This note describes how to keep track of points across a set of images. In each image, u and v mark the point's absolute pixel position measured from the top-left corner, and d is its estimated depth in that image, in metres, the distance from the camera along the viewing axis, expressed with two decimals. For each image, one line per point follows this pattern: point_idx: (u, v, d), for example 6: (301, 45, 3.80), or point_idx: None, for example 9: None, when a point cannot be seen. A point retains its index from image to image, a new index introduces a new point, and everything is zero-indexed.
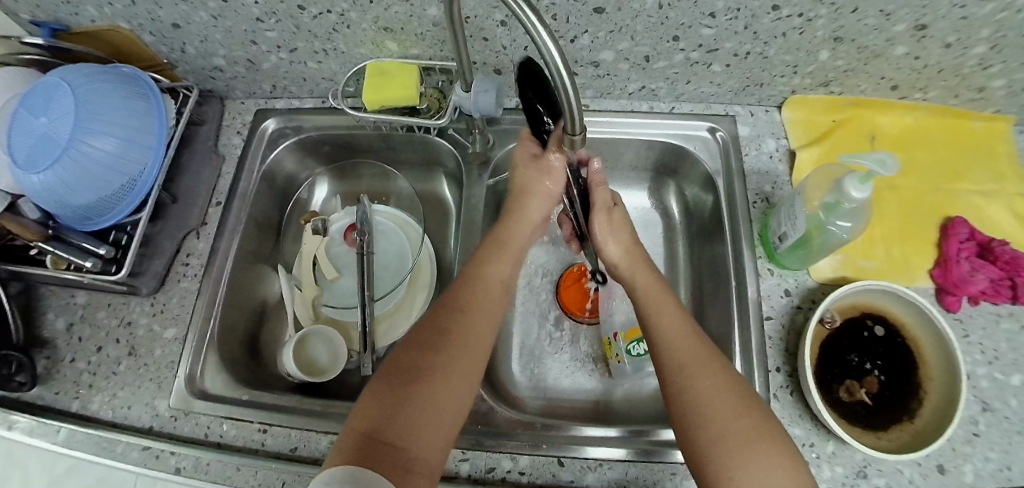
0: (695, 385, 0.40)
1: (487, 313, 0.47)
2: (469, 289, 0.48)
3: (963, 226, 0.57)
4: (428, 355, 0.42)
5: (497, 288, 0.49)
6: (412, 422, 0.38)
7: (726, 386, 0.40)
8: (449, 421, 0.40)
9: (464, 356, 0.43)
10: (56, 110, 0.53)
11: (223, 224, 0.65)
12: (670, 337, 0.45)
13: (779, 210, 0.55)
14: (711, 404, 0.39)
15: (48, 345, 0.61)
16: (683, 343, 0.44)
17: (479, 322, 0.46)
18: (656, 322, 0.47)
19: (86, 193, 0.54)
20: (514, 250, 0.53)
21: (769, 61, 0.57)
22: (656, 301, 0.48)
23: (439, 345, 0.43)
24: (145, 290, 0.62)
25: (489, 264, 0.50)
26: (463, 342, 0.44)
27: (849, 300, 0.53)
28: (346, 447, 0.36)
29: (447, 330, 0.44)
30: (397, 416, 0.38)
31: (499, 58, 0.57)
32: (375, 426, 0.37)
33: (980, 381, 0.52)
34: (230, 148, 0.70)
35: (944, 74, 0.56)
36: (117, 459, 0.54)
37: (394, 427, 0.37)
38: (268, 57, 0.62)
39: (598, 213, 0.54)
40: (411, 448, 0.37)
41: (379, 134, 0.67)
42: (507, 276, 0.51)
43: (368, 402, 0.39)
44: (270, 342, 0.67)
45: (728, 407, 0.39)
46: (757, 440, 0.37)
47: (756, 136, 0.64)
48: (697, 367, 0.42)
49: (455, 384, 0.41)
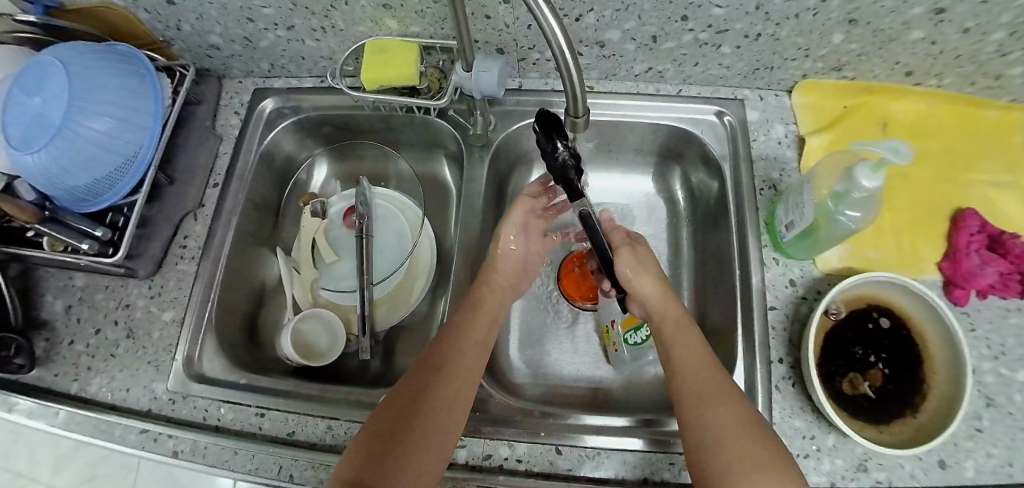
0: (710, 405, 0.42)
1: (469, 371, 0.46)
2: (452, 343, 0.47)
3: (974, 219, 0.55)
4: (409, 402, 0.43)
5: (476, 346, 0.48)
6: (393, 472, 0.39)
7: (741, 414, 0.41)
8: (429, 468, 0.40)
9: (442, 416, 0.43)
10: (50, 89, 0.52)
11: (220, 206, 0.64)
12: (688, 364, 0.45)
13: (786, 198, 0.53)
14: (726, 424, 0.40)
15: (47, 326, 0.61)
16: (706, 368, 0.45)
17: (457, 381, 0.45)
18: (677, 345, 0.47)
19: (82, 175, 0.53)
20: (493, 313, 0.51)
21: (780, 44, 0.55)
22: (676, 332, 0.48)
23: (422, 400, 0.43)
24: (143, 272, 0.61)
25: (476, 316, 0.50)
26: (444, 400, 0.43)
27: (855, 291, 0.52)
28: None
29: (430, 382, 0.44)
30: (378, 465, 0.39)
31: (502, 36, 0.55)
32: (358, 476, 0.39)
33: (986, 376, 0.51)
34: (228, 128, 0.68)
35: (961, 60, 0.54)
36: (114, 441, 0.54)
37: (375, 472, 0.39)
38: (265, 35, 0.61)
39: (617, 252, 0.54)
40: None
41: (379, 114, 0.66)
42: (490, 330, 0.50)
43: (353, 450, 0.41)
44: (268, 325, 0.66)
45: (742, 427, 0.40)
46: (771, 458, 0.38)
47: (765, 121, 0.62)
48: (711, 387, 0.43)
49: (432, 438, 0.41)
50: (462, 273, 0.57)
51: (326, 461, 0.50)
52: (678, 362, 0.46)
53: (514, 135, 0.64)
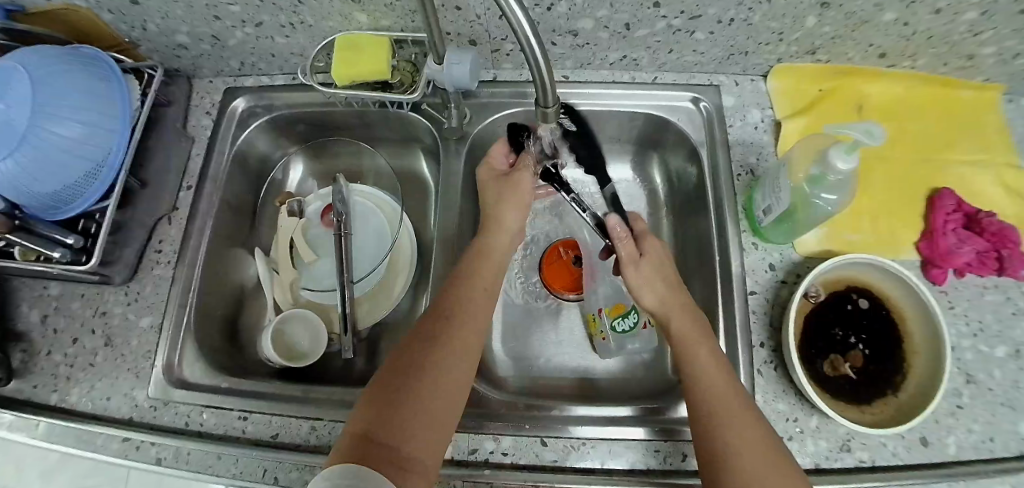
0: (723, 418, 0.41)
1: (476, 320, 0.47)
2: (459, 297, 0.48)
3: (950, 198, 0.56)
4: (417, 358, 0.43)
5: (482, 299, 0.48)
6: (409, 422, 0.39)
7: (756, 428, 0.40)
8: (440, 420, 0.40)
9: (453, 363, 0.43)
10: (13, 95, 0.51)
11: (195, 209, 0.63)
12: (706, 373, 0.44)
13: (763, 182, 0.53)
14: (745, 443, 0.39)
15: (23, 338, 0.60)
16: (720, 376, 0.44)
17: (464, 331, 0.45)
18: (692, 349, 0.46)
19: (50, 182, 0.52)
20: (498, 263, 0.52)
21: (754, 28, 0.55)
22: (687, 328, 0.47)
23: (432, 349, 0.43)
24: (118, 279, 0.60)
25: (479, 268, 0.51)
26: (452, 348, 0.44)
27: (834, 274, 0.53)
28: (342, 446, 0.37)
29: (437, 336, 0.44)
30: (391, 416, 0.39)
31: (474, 27, 0.55)
32: (370, 426, 0.38)
33: (965, 353, 0.52)
34: (200, 129, 0.67)
35: (933, 41, 0.55)
36: (96, 451, 0.53)
37: (386, 426, 0.38)
38: (234, 33, 0.60)
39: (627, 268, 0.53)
40: (401, 446, 0.37)
41: (354, 111, 0.65)
42: (491, 283, 0.50)
43: (362, 405, 0.40)
44: (250, 328, 0.65)
45: (755, 446, 0.39)
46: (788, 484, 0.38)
47: (741, 106, 0.62)
48: (723, 401, 0.42)
49: (444, 389, 0.41)
50: (443, 268, 0.57)
51: (307, 462, 0.50)
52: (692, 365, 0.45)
53: (491, 127, 0.63)
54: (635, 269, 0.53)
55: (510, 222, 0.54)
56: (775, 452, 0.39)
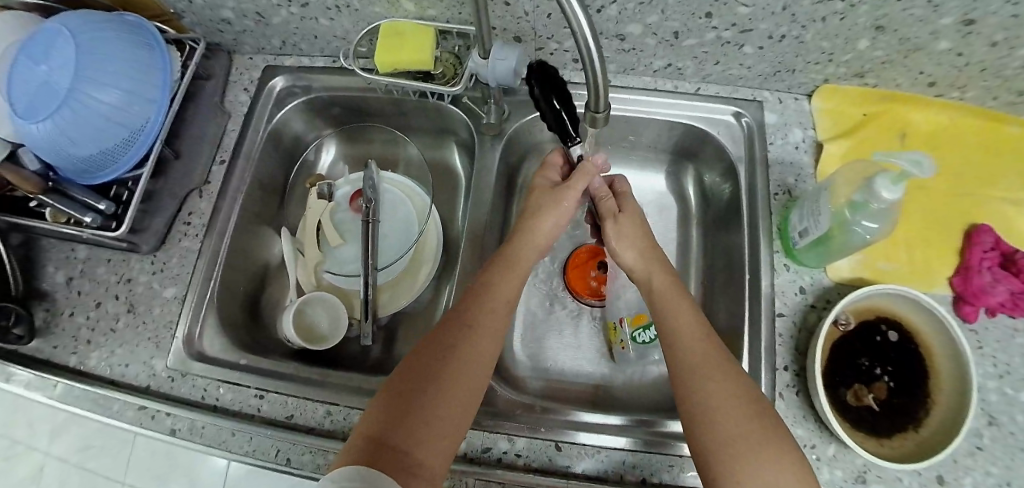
0: (709, 390, 0.41)
1: (493, 327, 0.46)
2: (477, 302, 0.47)
3: (988, 235, 0.54)
4: (432, 363, 0.42)
5: (503, 305, 0.47)
6: (419, 428, 0.39)
7: (735, 390, 0.40)
8: (452, 426, 0.40)
9: (468, 370, 0.43)
10: (58, 58, 0.51)
11: (226, 183, 0.63)
12: (684, 337, 0.44)
13: (801, 203, 0.52)
14: (724, 406, 0.39)
15: (47, 297, 0.61)
16: (699, 341, 0.44)
17: (481, 338, 0.44)
18: (670, 317, 0.46)
19: (88, 146, 0.52)
20: (523, 271, 0.50)
21: (805, 46, 0.54)
22: (667, 294, 0.48)
23: (447, 355, 0.43)
24: (146, 247, 0.60)
25: (505, 276, 0.49)
26: (468, 356, 0.43)
27: (865, 303, 0.52)
28: (353, 448, 0.38)
29: (453, 342, 0.44)
30: (402, 420, 0.39)
31: (520, 24, 0.54)
32: (383, 431, 0.38)
33: (990, 394, 0.51)
34: (236, 105, 0.67)
35: (986, 74, 0.53)
36: (111, 416, 0.54)
37: (400, 431, 0.38)
38: (278, 11, 0.59)
39: (607, 220, 0.54)
40: (411, 451, 0.38)
41: (391, 98, 0.65)
42: (514, 292, 0.49)
43: (375, 408, 0.40)
44: (270, 306, 0.66)
45: (735, 408, 0.39)
46: (770, 444, 0.37)
47: (783, 124, 0.61)
48: (706, 371, 0.42)
49: (458, 395, 0.41)
50: (469, 263, 0.57)
51: (320, 446, 0.50)
52: (671, 332, 0.45)
53: (527, 125, 0.63)
54: (615, 221, 0.54)
55: (546, 233, 0.52)
56: (763, 418, 0.39)
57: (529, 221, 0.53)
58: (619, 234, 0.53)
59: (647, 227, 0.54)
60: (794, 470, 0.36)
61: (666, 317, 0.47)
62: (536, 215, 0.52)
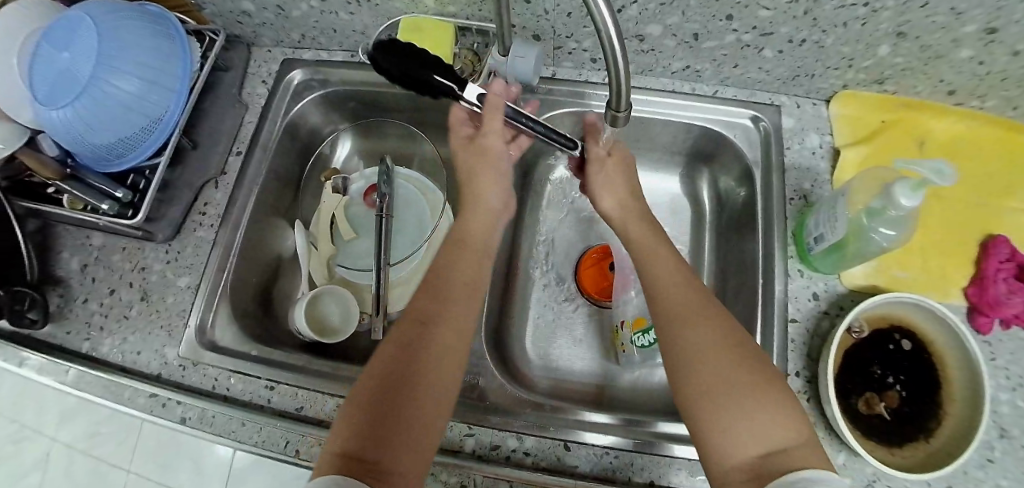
0: (690, 342, 0.40)
1: (456, 320, 0.44)
2: (437, 296, 0.45)
3: (1004, 246, 0.54)
4: (404, 363, 0.40)
5: (462, 290, 0.46)
6: (396, 431, 0.37)
7: (712, 333, 0.40)
8: (429, 428, 0.39)
9: (437, 367, 0.41)
10: (80, 46, 0.52)
11: (242, 174, 0.63)
12: (663, 286, 0.45)
13: (817, 209, 0.52)
14: (701, 351, 0.39)
15: (62, 283, 0.61)
16: (677, 289, 0.44)
17: (446, 334, 0.43)
18: (649, 267, 0.47)
19: (108, 134, 0.53)
20: (476, 251, 0.50)
21: (825, 51, 0.53)
22: (646, 248, 0.49)
23: (416, 356, 0.41)
24: (161, 236, 0.61)
25: (456, 263, 0.48)
26: (433, 354, 0.41)
27: (879, 311, 0.51)
28: (328, 464, 0.35)
29: (416, 340, 0.42)
30: (378, 425, 0.37)
31: (540, 22, 0.54)
32: (357, 442, 0.36)
33: (1002, 406, 0.50)
34: (253, 97, 0.68)
35: (1006, 84, 0.53)
36: (123, 403, 0.55)
37: (373, 440, 0.36)
38: (299, 5, 0.60)
39: (594, 165, 0.54)
40: (386, 457, 0.36)
41: (407, 94, 0.65)
42: (472, 275, 0.48)
43: (347, 413, 0.39)
44: (282, 298, 0.66)
45: (714, 350, 0.39)
46: (750, 382, 0.37)
47: (800, 129, 0.61)
48: (688, 323, 0.41)
49: (433, 395, 0.40)
50: None
51: None
52: (651, 282, 0.46)
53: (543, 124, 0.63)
54: (603, 165, 0.54)
55: (490, 200, 0.54)
56: (747, 362, 0.38)
57: (474, 187, 0.53)
58: (604, 180, 0.54)
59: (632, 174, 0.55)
60: (774, 410, 0.36)
61: (646, 268, 0.47)
62: (473, 179, 0.54)
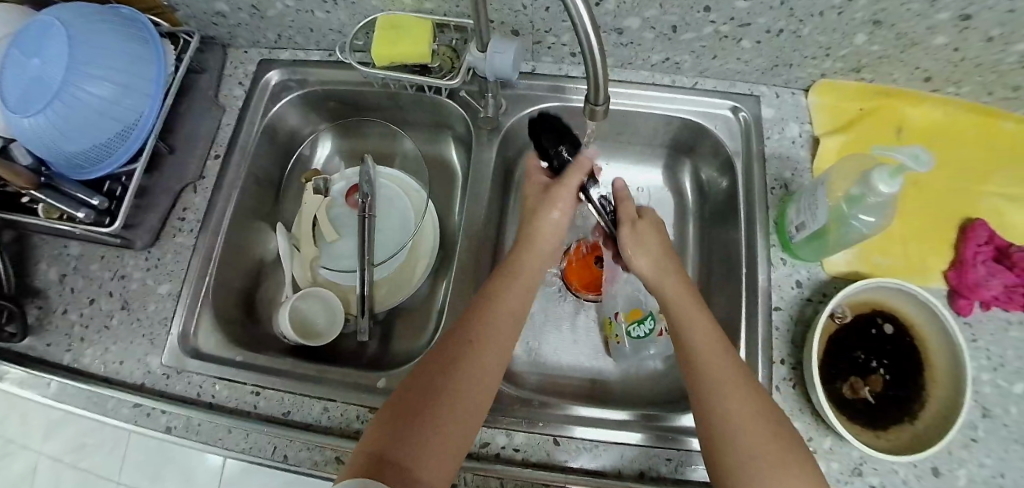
0: (735, 409, 0.39)
1: (500, 343, 0.45)
2: (483, 316, 0.46)
3: (983, 229, 0.55)
4: (439, 377, 0.41)
5: (508, 317, 0.46)
6: (422, 442, 0.38)
7: (743, 397, 0.40)
8: (452, 446, 0.39)
9: (472, 387, 0.42)
10: (51, 51, 0.50)
11: (221, 178, 0.62)
12: (699, 342, 0.44)
13: (798, 198, 0.53)
14: (735, 417, 0.39)
15: (40, 294, 0.60)
16: (710, 347, 0.43)
17: (487, 358, 0.43)
18: (682, 318, 0.46)
19: (81, 140, 0.52)
20: (529, 280, 0.50)
21: (802, 41, 0.54)
22: (680, 298, 0.47)
23: (450, 371, 0.42)
24: (140, 243, 0.60)
25: (509, 286, 0.48)
26: (469, 370, 0.42)
27: (861, 296, 0.52)
28: (355, 466, 0.37)
29: (456, 355, 0.43)
30: (406, 435, 0.38)
31: (518, 18, 0.54)
32: (384, 446, 0.37)
33: (984, 387, 0.51)
34: (231, 100, 0.67)
35: (981, 69, 0.53)
36: (106, 414, 0.54)
37: (399, 447, 0.37)
38: (274, 4, 0.59)
39: (624, 225, 0.53)
40: (416, 469, 0.37)
41: (387, 92, 0.64)
42: (521, 304, 0.48)
43: (378, 424, 0.40)
44: (266, 302, 0.65)
45: (747, 418, 0.39)
46: (781, 455, 0.37)
47: (780, 119, 0.61)
48: (733, 392, 0.40)
49: (462, 413, 0.40)
50: (465, 258, 0.57)
51: (317, 442, 0.50)
52: (684, 334, 0.45)
53: (524, 120, 0.63)
54: (631, 227, 0.52)
55: (548, 236, 0.52)
56: (779, 430, 0.39)
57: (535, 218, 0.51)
58: (636, 241, 0.51)
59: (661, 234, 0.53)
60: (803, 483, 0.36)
61: (676, 320, 0.46)
62: (536, 213, 0.52)
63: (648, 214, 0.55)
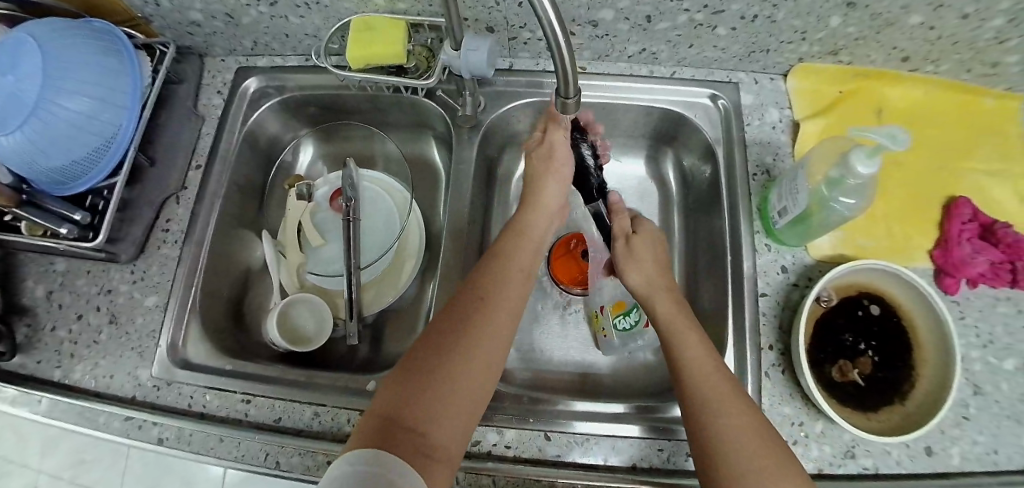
0: (732, 433, 0.37)
1: (508, 305, 0.45)
2: (492, 280, 0.46)
3: (967, 207, 0.55)
4: (450, 340, 0.40)
5: (518, 278, 0.47)
6: (433, 405, 0.37)
7: (745, 420, 0.38)
8: (467, 408, 0.38)
9: (485, 348, 0.41)
10: (23, 68, 0.50)
11: (204, 188, 0.62)
12: (697, 366, 0.42)
13: (780, 183, 0.53)
14: (739, 441, 0.37)
15: (28, 312, 0.60)
16: (708, 373, 0.42)
17: (498, 320, 0.43)
18: (679, 342, 0.45)
19: (59, 156, 0.51)
20: (534, 245, 0.52)
21: (778, 26, 0.54)
22: (673, 321, 0.46)
23: (461, 333, 0.41)
24: (125, 256, 0.59)
25: (517, 250, 0.50)
26: (481, 332, 0.42)
27: (846, 279, 0.52)
28: (364, 430, 0.35)
29: (468, 320, 0.42)
30: (418, 397, 0.37)
31: (492, 14, 0.54)
32: (394, 409, 0.36)
33: (974, 364, 0.51)
34: (211, 109, 0.67)
35: (958, 47, 0.53)
36: (98, 429, 0.53)
37: (412, 410, 0.36)
38: (248, 11, 0.59)
39: (618, 240, 0.55)
40: (429, 433, 0.35)
41: (366, 95, 0.64)
42: (529, 265, 0.50)
43: (387, 388, 0.38)
44: (255, 310, 0.65)
45: (751, 441, 0.37)
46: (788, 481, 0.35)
47: (759, 105, 0.61)
48: (729, 416, 0.38)
49: (475, 375, 0.39)
50: (451, 257, 0.57)
51: (308, 448, 0.50)
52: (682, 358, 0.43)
53: (505, 117, 0.63)
54: (627, 240, 0.54)
55: (552, 198, 0.55)
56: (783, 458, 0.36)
57: (536, 186, 0.55)
58: (632, 255, 0.53)
59: (657, 251, 0.54)
60: None
61: (673, 343, 0.45)
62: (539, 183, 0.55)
63: (643, 228, 0.56)
